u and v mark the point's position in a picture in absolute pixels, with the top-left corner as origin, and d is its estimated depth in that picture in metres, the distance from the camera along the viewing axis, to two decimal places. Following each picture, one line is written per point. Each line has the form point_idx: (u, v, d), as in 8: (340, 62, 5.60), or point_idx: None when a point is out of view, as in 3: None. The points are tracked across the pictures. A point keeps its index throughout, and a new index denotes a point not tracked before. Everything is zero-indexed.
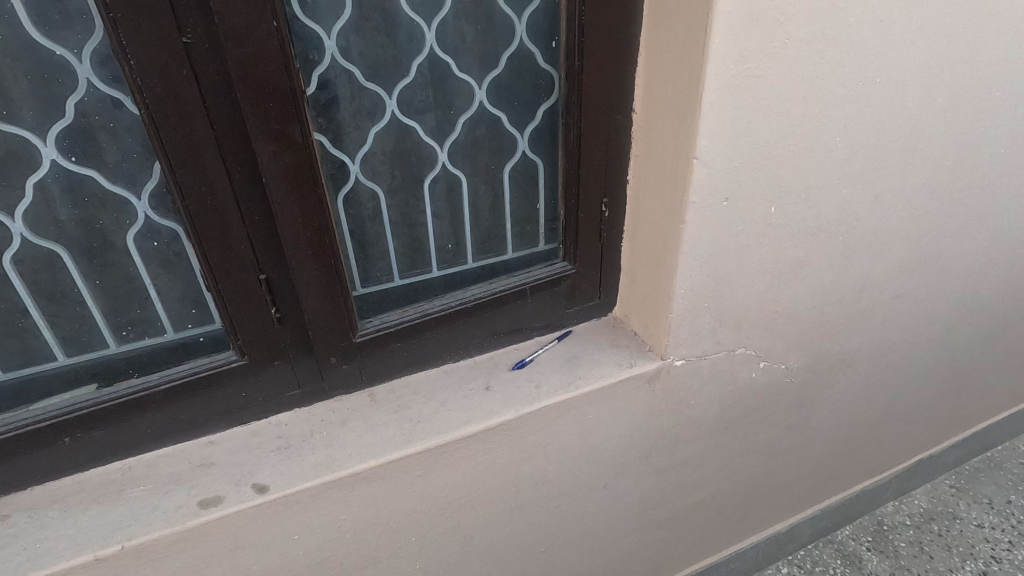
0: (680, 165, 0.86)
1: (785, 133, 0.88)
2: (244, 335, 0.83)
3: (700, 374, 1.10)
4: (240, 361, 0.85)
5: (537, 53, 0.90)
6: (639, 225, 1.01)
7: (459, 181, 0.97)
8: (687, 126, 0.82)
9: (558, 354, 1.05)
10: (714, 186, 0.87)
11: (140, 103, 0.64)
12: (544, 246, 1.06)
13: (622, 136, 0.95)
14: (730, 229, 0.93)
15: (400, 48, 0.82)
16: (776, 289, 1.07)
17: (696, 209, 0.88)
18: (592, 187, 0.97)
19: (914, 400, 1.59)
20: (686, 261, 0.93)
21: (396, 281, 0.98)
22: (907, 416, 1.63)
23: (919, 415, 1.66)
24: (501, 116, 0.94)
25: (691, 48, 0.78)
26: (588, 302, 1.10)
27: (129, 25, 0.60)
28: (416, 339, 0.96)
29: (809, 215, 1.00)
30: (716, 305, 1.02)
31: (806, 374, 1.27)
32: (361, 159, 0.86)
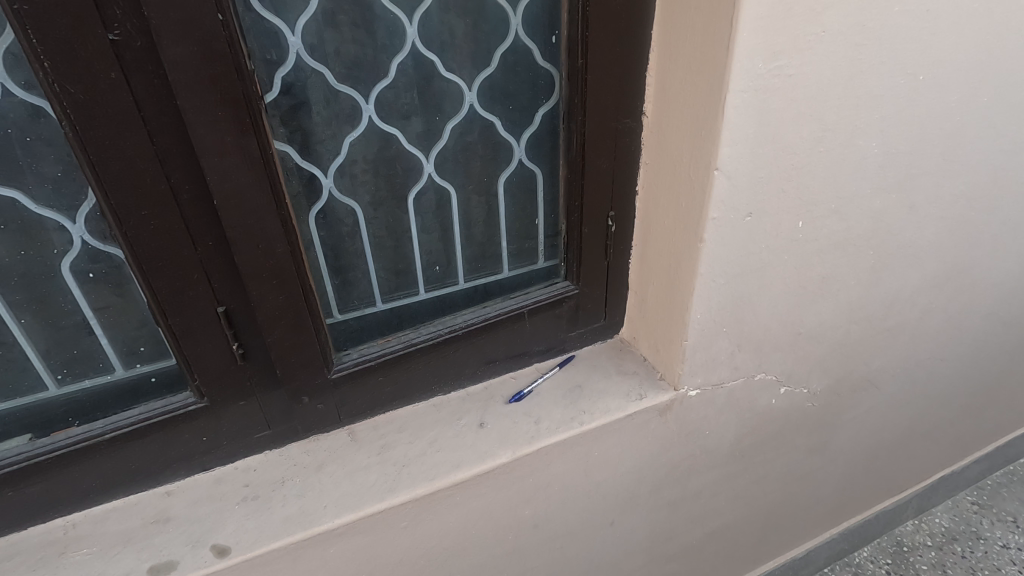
0: (698, 176, 0.76)
1: (817, 139, 0.77)
2: (202, 373, 0.73)
3: (716, 403, 1.00)
4: (200, 402, 0.74)
5: (535, 50, 0.80)
6: (649, 240, 0.90)
7: (447, 194, 0.87)
8: (705, 133, 0.72)
9: (560, 383, 0.95)
10: (737, 201, 0.76)
11: (60, 113, 0.53)
12: (544, 263, 0.96)
13: (632, 143, 0.84)
14: (754, 247, 0.83)
15: (377, 45, 0.72)
16: (801, 309, 0.97)
17: (715, 226, 0.77)
18: (598, 200, 0.87)
19: (939, 417, 1.49)
20: (705, 282, 0.82)
21: (378, 306, 0.87)
22: (931, 433, 1.53)
23: (944, 432, 1.56)
24: (495, 121, 0.83)
25: (713, 44, 0.67)
26: (592, 324, 1.00)
27: (40, 20, 0.49)
28: (401, 371, 0.86)
29: (837, 229, 0.90)
30: (736, 330, 0.91)
31: (830, 397, 1.17)
32: (335, 173, 0.76)
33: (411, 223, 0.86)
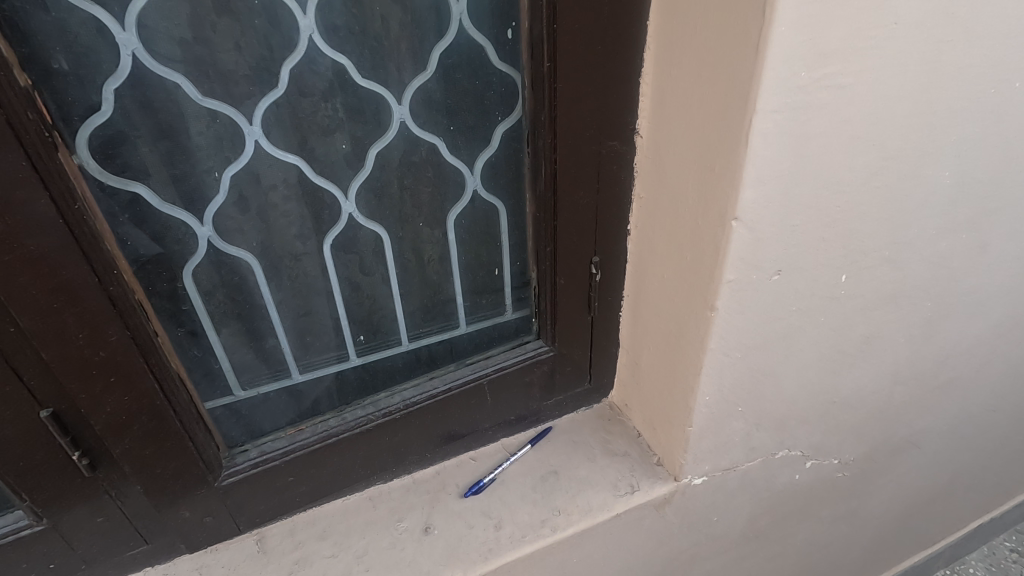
0: (707, 224, 0.55)
1: (873, 171, 0.56)
2: (35, 494, 0.52)
3: (726, 488, 0.80)
4: (36, 526, 0.55)
5: (488, 47, 0.59)
6: (643, 293, 0.70)
7: (379, 234, 0.67)
8: (719, 167, 0.51)
9: (530, 467, 0.76)
10: (762, 257, 0.56)
11: None
12: (512, 314, 0.75)
13: (621, 170, 0.63)
14: (781, 311, 0.62)
15: (259, 43, 0.52)
16: (837, 376, 0.76)
17: (732, 291, 0.57)
18: (576, 245, 0.66)
19: (986, 469, 1.28)
20: (716, 359, 0.62)
21: (293, 378, 0.68)
22: (976, 486, 1.32)
23: (989, 483, 1.35)
24: (437, 143, 0.63)
25: (733, 41, 0.46)
26: (574, 390, 0.80)
27: None
28: (320, 465, 0.66)
29: (890, 280, 0.69)
30: (754, 407, 0.71)
31: (864, 465, 0.97)
32: (215, 218, 0.57)
33: (330, 273, 0.66)
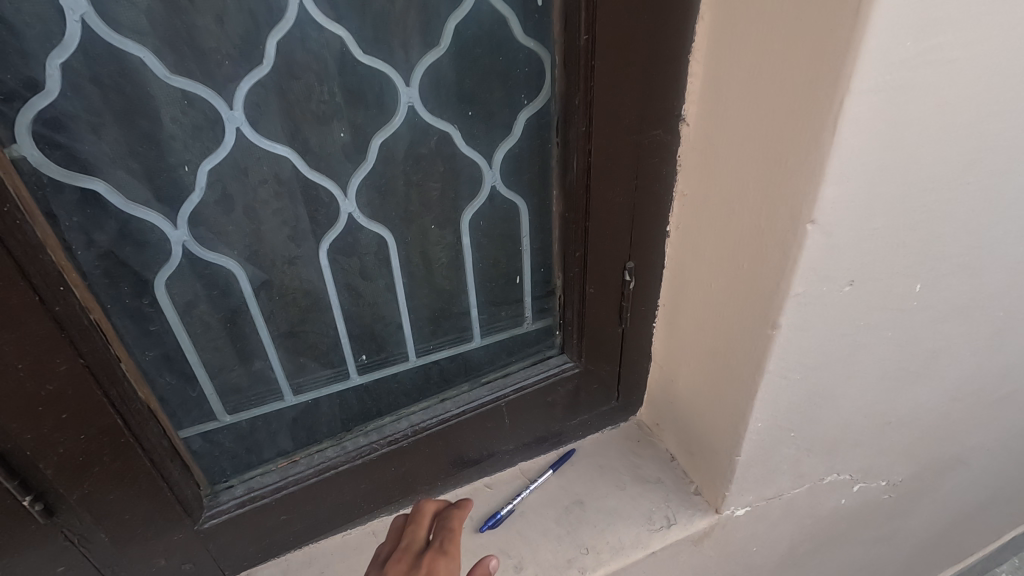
0: (772, 228, 0.46)
1: (968, 164, 0.48)
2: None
3: (769, 517, 0.72)
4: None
5: (512, 18, 0.50)
6: (684, 304, 0.61)
7: (383, 237, 0.58)
8: (794, 160, 0.43)
9: (551, 496, 0.67)
10: (835, 266, 0.47)
11: None
12: (532, 325, 0.67)
13: (664, 163, 0.55)
14: (847, 326, 0.54)
15: (239, 9, 0.43)
16: (897, 395, 0.68)
17: (799, 306, 0.48)
18: (609, 249, 0.58)
19: None
20: (773, 381, 0.54)
21: (286, 400, 0.60)
22: (1015, 500, 1.24)
23: None
24: (450, 131, 0.54)
25: (823, 4, 0.37)
26: (600, 409, 0.72)
27: None
28: (317, 501, 0.58)
29: (965, 289, 0.60)
30: (807, 432, 0.63)
31: (911, 486, 0.89)
32: (190, 219, 0.49)
33: (327, 281, 0.58)
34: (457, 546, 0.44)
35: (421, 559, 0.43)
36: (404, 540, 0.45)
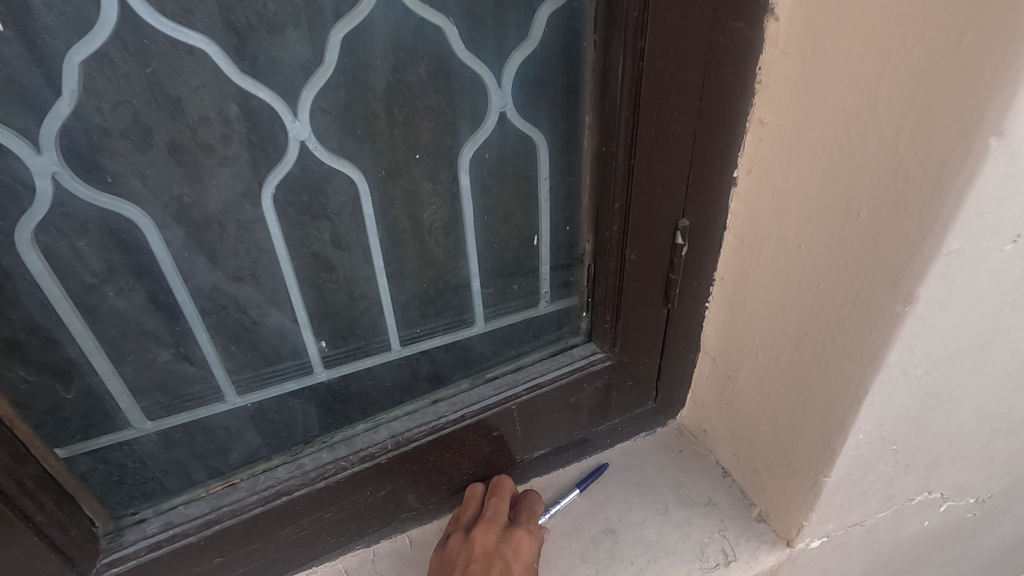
0: (920, 150, 0.31)
1: None
2: None
3: (845, 547, 0.57)
4: None
5: None
6: (754, 276, 0.46)
7: (353, 180, 0.43)
8: (978, 31, 0.27)
9: (574, 523, 0.53)
10: (1008, 210, 0.32)
11: None
12: (550, 306, 0.52)
13: (740, 74, 0.40)
14: (993, 303, 0.39)
15: None
16: (1018, 395, 0.53)
17: (947, 270, 0.33)
18: (659, 199, 0.43)
19: None
20: (891, 378, 0.39)
21: (229, 402, 0.46)
22: None
23: None
24: (444, 27, 0.39)
25: None
26: (635, 410, 0.57)
27: None
28: (264, 538, 0.43)
29: None
30: (911, 444, 0.48)
31: (999, 502, 0.74)
32: (59, 140, 0.33)
33: (277, 237, 0.43)
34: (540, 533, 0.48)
35: (512, 532, 0.46)
36: (489, 509, 0.48)
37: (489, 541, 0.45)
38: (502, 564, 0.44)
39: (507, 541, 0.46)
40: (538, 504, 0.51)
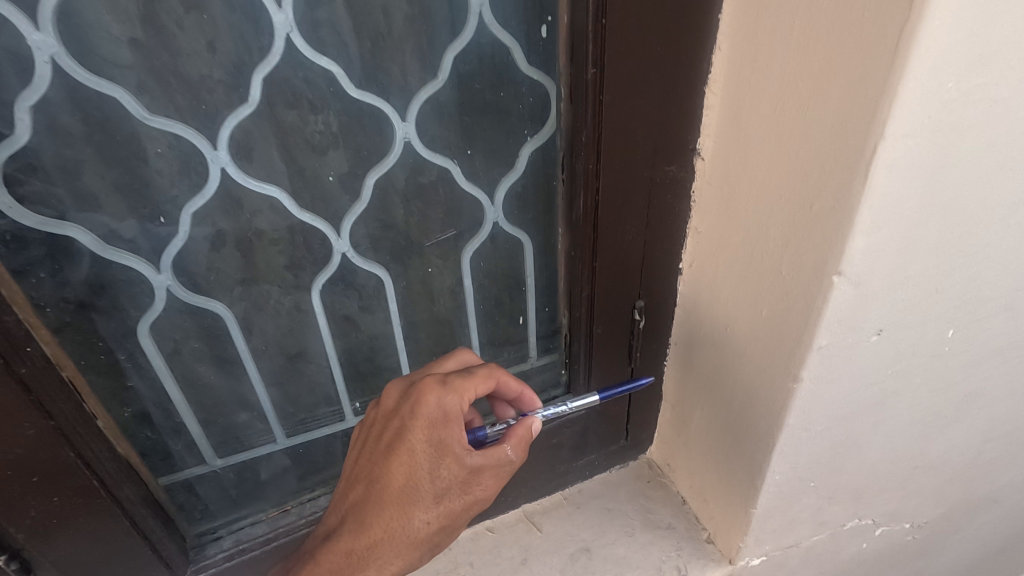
0: (795, 276, 0.43)
1: (1014, 207, 0.43)
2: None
3: (787, 565, 0.68)
4: None
5: (515, 49, 0.47)
6: (699, 345, 0.58)
7: (379, 276, 0.55)
8: (821, 204, 0.39)
9: (556, 543, 0.64)
10: (865, 315, 0.44)
11: None
12: (538, 361, 0.64)
13: (678, 198, 0.51)
14: (874, 377, 0.50)
15: (226, 43, 0.40)
16: (924, 439, 0.63)
17: (823, 359, 0.45)
18: (618, 288, 0.54)
19: None
20: (795, 433, 0.50)
21: (280, 442, 0.58)
22: None
23: None
24: (450, 166, 0.51)
25: (856, 45, 0.34)
26: (608, 447, 0.68)
27: None
28: None
29: (1004, 331, 0.55)
30: (830, 481, 0.59)
31: (938, 526, 0.83)
32: (173, 264, 0.46)
33: (321, 322, 0.54)
34: (459, 384, 0.46)
35: (419, 385, 0.46)
36: (424, 371, 0.50)
37: (399, 398, 0.47)
38: (401, 420, 0.46)
39: (412, 396, 0.46)
40: (483, 366, 0.48)
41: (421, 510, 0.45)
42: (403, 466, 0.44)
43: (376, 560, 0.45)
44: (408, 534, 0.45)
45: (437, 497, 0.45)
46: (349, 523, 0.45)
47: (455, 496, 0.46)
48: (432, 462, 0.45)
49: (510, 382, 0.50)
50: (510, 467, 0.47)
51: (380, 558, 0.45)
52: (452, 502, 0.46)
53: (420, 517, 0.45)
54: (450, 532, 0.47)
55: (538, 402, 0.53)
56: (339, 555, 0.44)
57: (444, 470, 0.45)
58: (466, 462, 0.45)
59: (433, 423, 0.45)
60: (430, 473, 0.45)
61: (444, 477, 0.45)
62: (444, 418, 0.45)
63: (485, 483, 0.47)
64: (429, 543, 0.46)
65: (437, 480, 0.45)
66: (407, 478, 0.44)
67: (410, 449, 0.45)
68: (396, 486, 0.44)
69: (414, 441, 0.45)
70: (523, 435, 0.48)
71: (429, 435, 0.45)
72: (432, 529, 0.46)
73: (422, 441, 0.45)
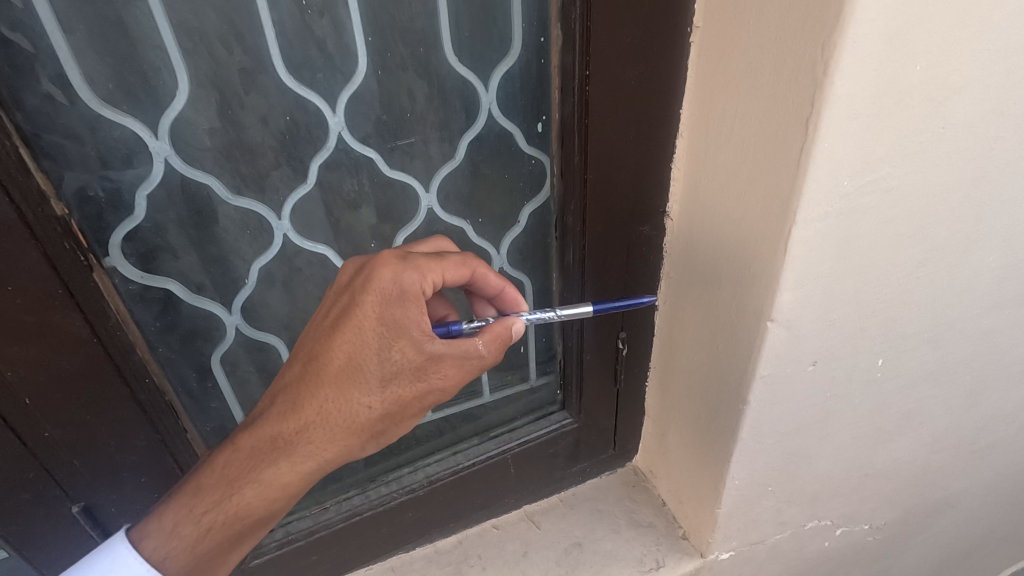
0: (740, 318, 0.53)
1: (917, 264, 0.54)
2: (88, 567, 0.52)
3: (754, 560, 0.77)
4: None
5: (517, 134, 0.58)
6: (673, 369, 0.68)
7: None
8: (756, 263, 0.49)
9: (552, 539, 0.74)
10: (799, 351, 0.54)
11: None
12: (537, 381, 0.75)
13: (653, 251, 0.62)
14: (814, 399, 0.60)
15: (291, 140, 0.51)
16: (870, 450, 0.73)
17: (766, 385, 0.55)
18: (604, 323, 0.65)
19: None
20: (749, 445, 0.60)
21: None
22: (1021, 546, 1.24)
23: None
24: (464, 225, 0.62)
25: (776, 151, 0.44)
26: (598, 456, 0.78)
27: None
28: (344, 543, 0.67)
29: (929, 359, 0.65)
30: (786, 486, 0.69)
31: (896, 528, 0.93)
32: (241, 307, 0.57)
33: None
34: (415, 263, 0.48)
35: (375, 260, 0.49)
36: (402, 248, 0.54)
37: (355, 274, 0.50)
38: (353, 290, 0.48)
39: (367, 271, 0.49)
40: (449, 253, 0.52)
41: (368, 391, 0.47)
42: (351, 344, 0.47)
43: (312, 439, 0.47)
44: (350, 413, 0.47)
45: (384, 380, 0.48)
46: (283, 393, 0.47)
47: (405, 381, 0.49)
48: (379, 339, 0.47)
49: (480, 272, 0.53)
50: (472, 359, 0.50)
51: (317, 436, 0.47)
52: (400, 386, 0.48)
53: (362, 399, 0.47)
54: (396, 421, 0.50)
55: (518, 304, 0.56)
56: (276, 433, 0.47)
57: (396, 351, 0.48)
58: (423, 347, 0.48)
59: (383, 296, 0.47)
60: (379, 354, 0.47)
61: (395, 359, 0.48)
62: (394, 291, 0.48)
63: (442, 371, 0.49)
64: (372, 427, 0.49)
65: (387, 361, 0.47)
66: (355, 355, 0.47)
67: (361, 327, 0.47)
68: (341, 361, 0.47)
69: (365, 309, 0.47)
70: (499, 334, 0.51)
71: (382, 313, 0.47)
72: (374, 412, 0.48)
73: (375, 319, 0.47)
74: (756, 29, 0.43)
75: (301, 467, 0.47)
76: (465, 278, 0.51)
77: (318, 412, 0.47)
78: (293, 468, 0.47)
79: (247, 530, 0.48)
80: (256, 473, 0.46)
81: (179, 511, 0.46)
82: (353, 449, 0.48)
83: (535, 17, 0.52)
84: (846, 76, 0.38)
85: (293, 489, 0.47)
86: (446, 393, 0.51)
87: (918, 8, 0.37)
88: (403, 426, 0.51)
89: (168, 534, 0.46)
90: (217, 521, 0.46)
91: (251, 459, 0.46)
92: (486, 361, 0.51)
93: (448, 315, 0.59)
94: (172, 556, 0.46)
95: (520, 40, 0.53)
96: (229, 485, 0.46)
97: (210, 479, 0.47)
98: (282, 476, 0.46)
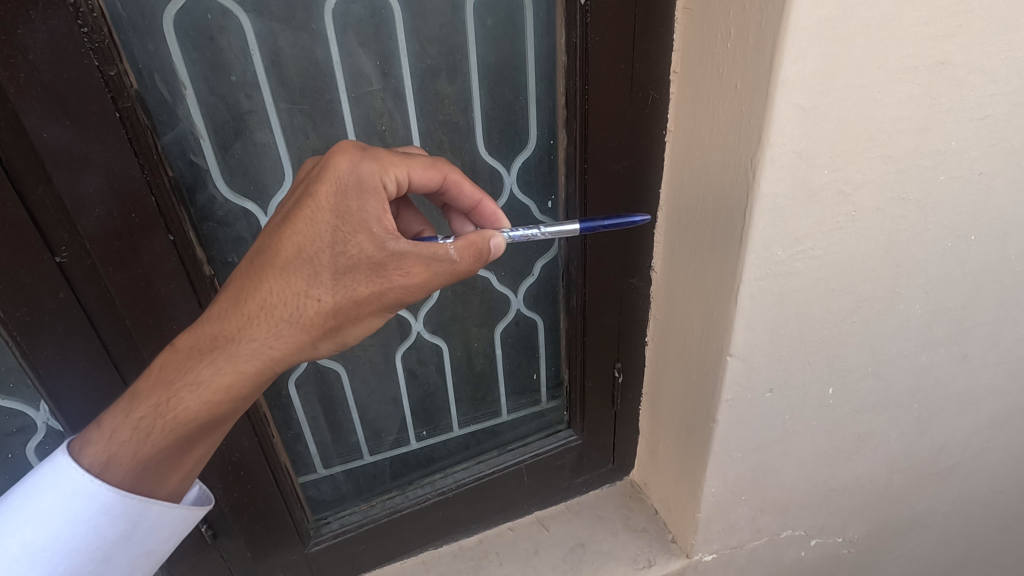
0: (706, 350, 0.68)
1: (849, 310, 0.67)
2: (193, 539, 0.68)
3: (735, 564, 0.89)
4: (196, 557, 0.69)
5: (532, 206, 0.73)
6: (660, 393, 0.82)
7: (439, 346, 0.79)
8: (715, 304, 0.64)
9: (559, 539, 0.87)
10: (756, 379, 0.68)
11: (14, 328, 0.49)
12: (547, 404, 0.89)
13: (641, 297, 0.76)
14: (773, 421, 0.74)
15: None
16: (832, 467, 0.85)
17: (730, 407, 0.69)
18: (601, 356, 0.79)
19: (1014, 552, 1.28)
20: (720, 457, 0.74)
21: (367, 457, 0.82)
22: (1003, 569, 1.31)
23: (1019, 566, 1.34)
24: (490, 277, 0.76)
25: (725, 227, 0.59)
26: (599, 469, 0.91)
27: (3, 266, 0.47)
28: (386, 537, 0.81)
29: (874, 389, 0.78)
30: (757, 496, 0.82)
31: (869, 542, 1.03)
32: None
33: (400, 378, 0.79)
34: (370, 154, 0.50)
35: (330, 152, 0.50)
36: None
37: (312, 170, 0.51)
38: (309, 180, 0.50)
39: (323, 162, 0.50)
40: (411, 154, 0.54)
41: (319, 286, 0.48)
42: (301, 236, 0.48)
43: (255, 337, 0.47)
44: (298, 308, 0.48)
45: (337, 275, 0.48)
46: (227, 288, 0.48)
47: (361, 277, 0.49)
48: (331, 230, 0.48)
49: (446, 170, 0.56)
50: (440, 260, 0.51)
51: (260, 333, 0.47)
52: (356, 282, 0.49)
53: (312, 293, 0.48)
54: (349, 319, 0.50)
55: (496, 215, 0.60)
56: (214, 331, 0.47)
57: (351, 245, 0.48)
58: (382, 242, 0.48)
59: (338, 183, 0.48)
60: (334, 246, 0.48)
61: (349, 253, 0.48)
62: (347, 180, 0.49)
63: (404, 268, 0.50)
64: (323, 324, 0.49)
65: (340, 255, 0.48)
66: (305, 247, 0.47)
67: (313, 217, 0.48)
68: (289, 252, 0.47)
69: (317, 199, 0.48)
70: (474, 243, 0.52)
71: (337, 204, 0.48)
72: (326, 307, 0.48)
73: (330, 210, 0.48)
74: (710, 139, 0.59)
75: (243, 367, 0.47)
76: (436, 180, 0.55)
77: (261, 308, 0.47)
78: (233, 367, 0.47)
79: (191, 433, 0.49)
80: (191, 373, 0.47)
81: (119, 413, 0.48)
82: (301, 347, 0.48)
83: (544, 120, 0.68)
84: (770, 181, 0.54)
85: (233, 391, 0.48)
86: (410, 293, 0.51)
87: (817, 134, 0.53)
88: (360, 325, 0.51)
89: (108, 438, 0.48)
90: (157, 423, 0.47)
91: (188, 359, 0.47)
92: (458, 267, 0.52)
93: (424, 231, 0.62)
94: (115, 457, 0.49)
95: (535, 138, 0.69)
96: (166, 387, 0.47)
97: (151, 380, 0.48)
98: (221, 376, 0.47)
